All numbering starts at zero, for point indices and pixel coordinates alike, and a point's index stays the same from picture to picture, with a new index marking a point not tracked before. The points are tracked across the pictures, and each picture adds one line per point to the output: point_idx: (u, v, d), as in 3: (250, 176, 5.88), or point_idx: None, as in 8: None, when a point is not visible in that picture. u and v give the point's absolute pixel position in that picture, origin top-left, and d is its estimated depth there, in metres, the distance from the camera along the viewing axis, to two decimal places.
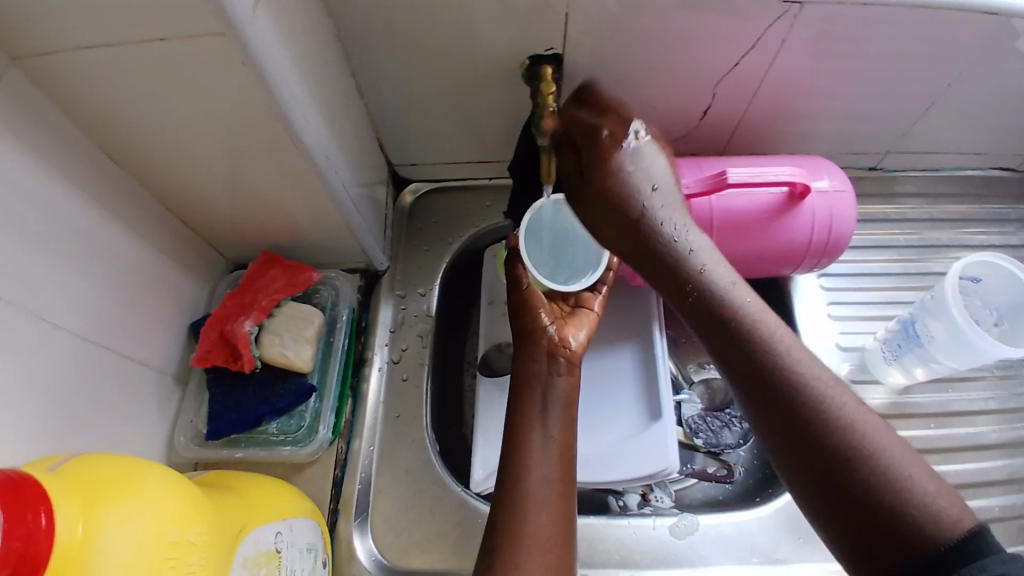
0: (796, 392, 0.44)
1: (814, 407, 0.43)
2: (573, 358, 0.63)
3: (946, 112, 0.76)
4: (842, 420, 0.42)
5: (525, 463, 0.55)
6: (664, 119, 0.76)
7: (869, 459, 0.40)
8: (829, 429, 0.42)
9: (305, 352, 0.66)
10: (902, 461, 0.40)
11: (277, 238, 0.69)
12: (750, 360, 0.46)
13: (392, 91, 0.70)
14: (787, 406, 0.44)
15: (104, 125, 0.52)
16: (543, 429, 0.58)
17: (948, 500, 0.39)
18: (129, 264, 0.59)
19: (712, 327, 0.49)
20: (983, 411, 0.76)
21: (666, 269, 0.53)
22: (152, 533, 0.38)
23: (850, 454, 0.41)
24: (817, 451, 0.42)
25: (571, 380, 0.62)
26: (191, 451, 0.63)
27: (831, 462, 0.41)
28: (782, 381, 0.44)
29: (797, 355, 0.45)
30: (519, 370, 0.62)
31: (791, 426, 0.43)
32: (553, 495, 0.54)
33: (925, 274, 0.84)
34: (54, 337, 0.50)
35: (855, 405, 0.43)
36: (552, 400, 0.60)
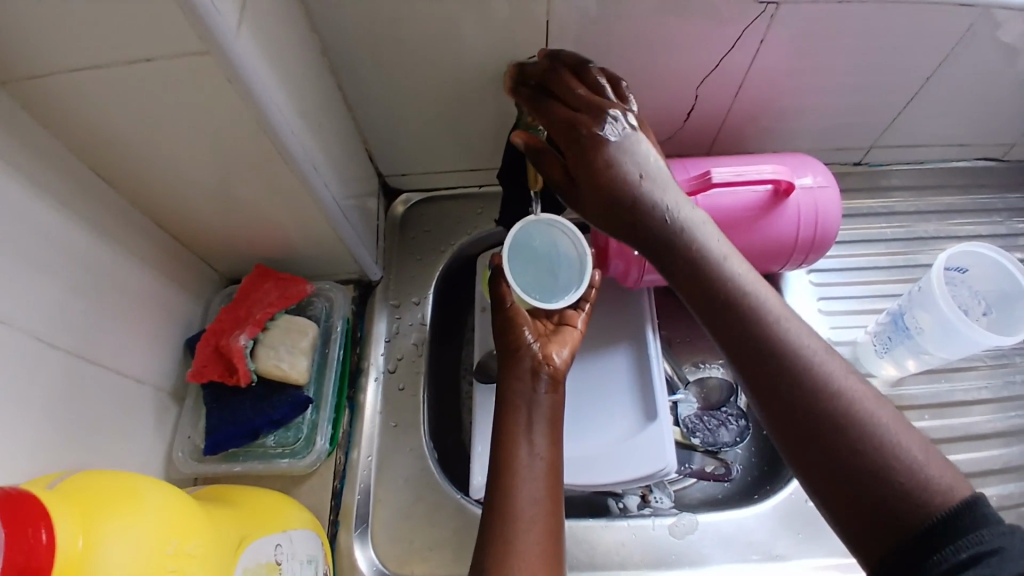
0: (789, 362, 0.44)
1: (808, 378, 0.43)
2: (556, 374, 0.61)
3: (927, 105, 0.77)
4: (836, 390, 0.42)
5: (513, 480, 0.55)
6: (650, 123, 0.77)
7: (862, 429, 0.40)
8: (822, 400, 0.42)
9: (301, 363, 0.66)
10: (896, 431, 0.40)
11: (270, 251, 0.70)
12: (744, 332, 0.46)
13: (380, 103, 0.71)
14: (781, 378, 0.44)
15: (96, 146, 0.53)
16: (530, 446, 0.57)
17: (942, 469, 0.39)
18: (123, 282, 0.59)
19: (707, 301, 0.49)
20: (978, 400, 0.77)
21: (660, 248, 0.53)
22: (152, 546, 0.38)
23: (844, 425, 0.41)
24: (811, 421, 0.42)
25: (555, 398, 0.60)
26: (190, 466, 0.64)
27: (825, 433, 0.41)
28: (776, 353, 0.45)
29: (791, 325, 0.46)
30: (504, 388, 0.60)
31: (786, 398, 0.43)
32: (540, 513, 0.53)
33: (914, 266, 0.84)
34: (49, 356, 0.50)
35: (850, 375, 0.43)
36: (537, 417, 0.59)
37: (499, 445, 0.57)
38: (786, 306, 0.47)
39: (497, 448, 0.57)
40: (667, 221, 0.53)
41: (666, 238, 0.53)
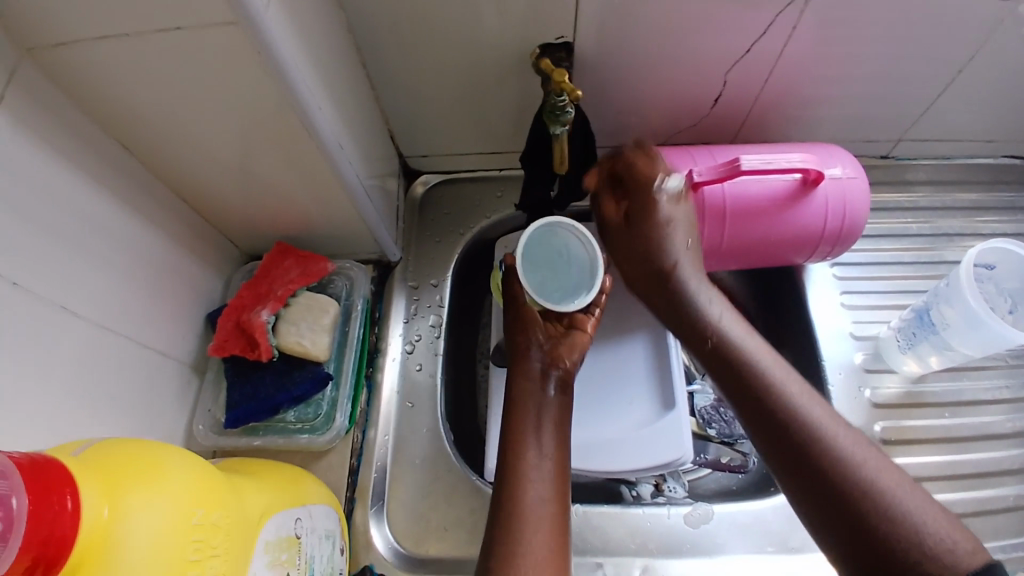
0: (808, 435, 0.47)
1: (826, 448, 0.46)
2: (565, 377, 0.62)
3: (958, 98, 0.76)
4: (854, 461, 0.45)
5: (519, 483, 0.54)
6: (675, 109, 0.76)
7: (881, 501, 0.43)
8: (840, 469, 0.45)
9: (322, 341, 0.66)
10: (912, 499, 0.43)
11: (291, 229, 0.70)
12: (763, 407, 0.49)
13: (402, 82, 0.70)
14: (801, 450, 0.46)
15: (123, 118, 0.53)
16: (539, 447, 0.57)
17: (959, 537, 0.41)
18: (145, 255, 0.59)
19: (728, 374, 0.53)
20: (997, 400, 0.75)
21: (688, 322, 0.57)
22: (177, 517, 0.38)
23: (862, 492, 0.43)
24: (832, 490, 0.44)
25: (563, 401, 0.61)
26: (209, 439, 0.64)
27: (845, 501, 0.44)
28: (796, 426, 0.48)
29: (807, 403, 0.49)
30: (513, 388, 0.61)
31: (808, 471, 0.46)
32: (548, 514, 0.52)
33: (938, 263, 0.83)
34: (74, 326, 0.50)
35: (864, 447, 0.46)
36: (545, 418, 0.59)
37: (508, 438, 0.57)
38: (802, 384, 0.51)
39: (506, 444, 0.57)
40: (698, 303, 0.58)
41: (696, 314, 0.57)
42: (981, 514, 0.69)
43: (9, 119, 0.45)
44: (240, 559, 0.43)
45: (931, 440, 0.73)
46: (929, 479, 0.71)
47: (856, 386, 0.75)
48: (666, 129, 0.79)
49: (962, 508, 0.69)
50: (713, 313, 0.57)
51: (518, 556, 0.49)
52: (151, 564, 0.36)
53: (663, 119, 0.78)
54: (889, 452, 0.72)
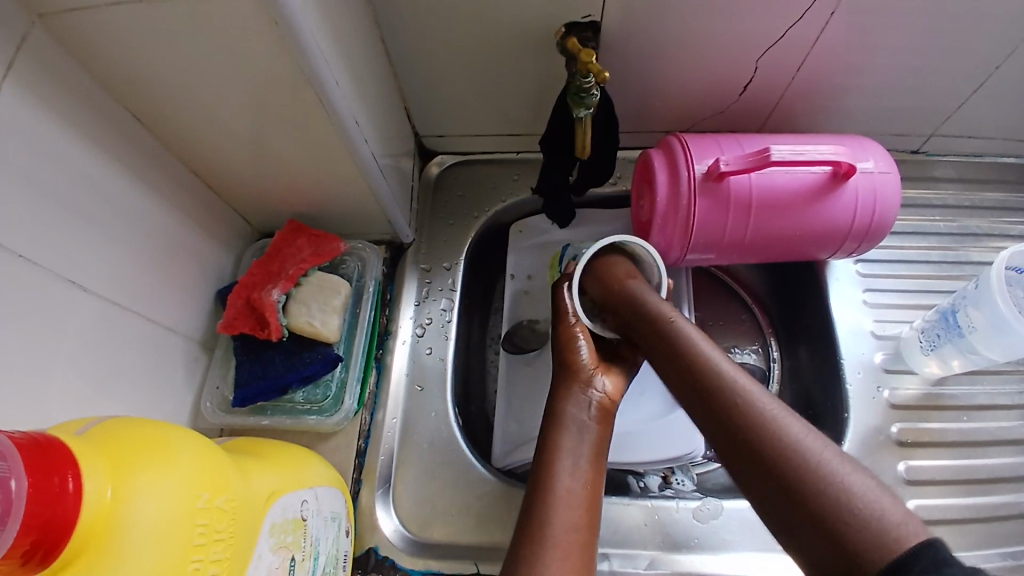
0: (736, 408, 0.47)
1: (769, 439, 0.44)
2: (606, 406, 0.58)
3: (997, 93, 0.72)
4: (796, 450, 0.43)
5: (549, 504, 0.51)
6: (701, 95, 0.73)
7: (805, 466, 0.42)
8: (786, 459, 0.43)
9: (332, 322, 0.65)
10: (820, 449, 0.42)
11: (304, 206, 0.68)
12: (711, 405, 0.48)
13: (420, 58, 0.68)
14: (747, 444, 0.45)
15: (135, 87, 0.52)
16: (573, 467, 0.53)
17: (905, 517, 0.37)
18: (155, 229, 0.58)
19: (680, 375, 0.52)
20: (1017, 405, 0.73)
21: (632, 313, 0.59)
22: (182, 499, 0.37)
23: (804, 479, 0.41)
24: (777, 480, 0.42)
25: (602, 427, 0.57)
26: (218, 417, 0.64)
27: (790, 491, 0.41)
28: (742, 421, 0.46)
29: (739, 379, 0.49)
30: (554, 403, 0.58)
31: (736, 439, 0.46)
32: (576, 543, 0.49)
33: (964, 263, 0.80)
34: (82, 299, 0.50)
35: (812, 436, 0.44)
36: (583, 442, 0.55)
37: (542, 451, 0.55)
38: (753, 379, 0.49)
39: (539, 457, 0.54)
40: (641, 299, 0.59)
41: (641, 306, 0.59)
42: (999, 522, 0.68)
43: (19, 87, 0.44)
44: (246, 541, 0.42)
45: (948, 444, 0.71)
46: (942, 483, 0.69)
47: (874, 386, 0.73)
48: (690, 115, 0.77)
49: (977, 514, 0.68)
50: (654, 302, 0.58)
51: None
52: (157, 547, 0.36)
53: (688, 105, 0.75)
54: (904, 455, 0.70)
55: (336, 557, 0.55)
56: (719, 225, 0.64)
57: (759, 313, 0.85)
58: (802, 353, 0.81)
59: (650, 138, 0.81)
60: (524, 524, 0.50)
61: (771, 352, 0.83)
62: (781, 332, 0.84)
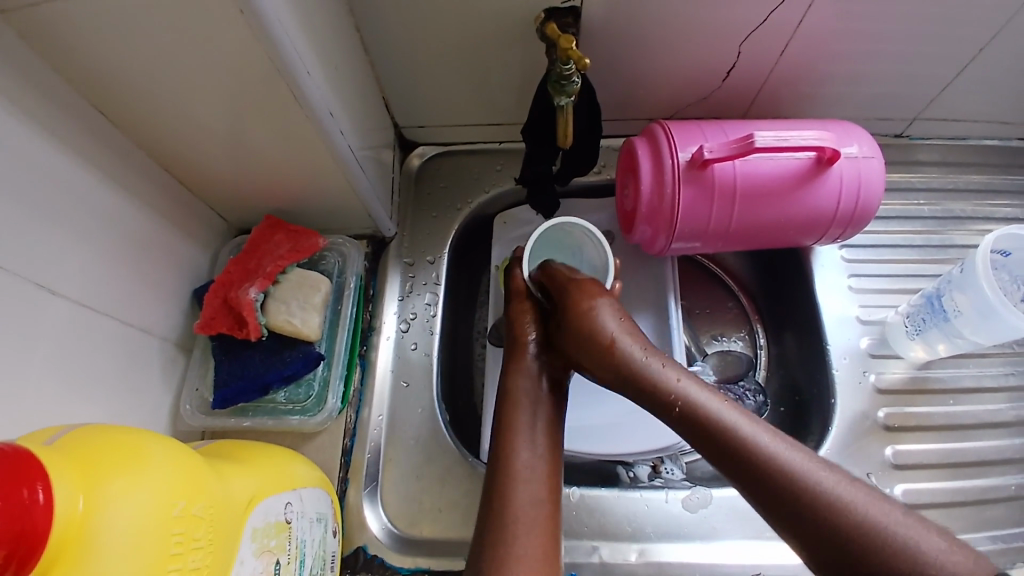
0: (752, 456, 0.45)
1: (805, 493, 0.42)
2: (557, 379, 0.59)
3: (980, 76, 0.72)
4: (835, 502, 0.42)
5: (510, 483, 0.51)
6: (684, 82, 0.72)
7: (845, 513, 0.41)
8: (822, 509, 0.42)
9: (313, 320, 0.64)
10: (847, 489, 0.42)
11: (281, 201, 0.67)
12: (731, 460, 0.46)
13: (398, 47, 0.66)
14: (787, 501, 0.43)
15: (99, 82, 0.49)
16: (532, 443, 0.53)
17: (953, 555, 0.38)
18: (127, 228, 0.56)
19: (689, 426, 0.50)
20: (1000, 387, 0.74)
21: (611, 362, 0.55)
22: (158, 508, 0.36)
23: (855, 535, 0.40)
24: (822, 534, 0.41)
25: (555, 398, 0.58)
26: (197, 420, 0.62)
27: (839, 544, 0.40)
28: (771, 474, 0.44)
29: (741, 422, 0.48)
30: (507, 381, 0.58)
31: (766, 492, 0.44)
32: (539, 517, 0.49)
33: (947, 247, 0.81)
34: (52, 303, 0.48)
35: (841, 479, 0.43)
36: (539, 415, 0.56)
37: (500, 430, 0.55)
38: (761, 424, 0.48)
39: (498, 435, 0.54)
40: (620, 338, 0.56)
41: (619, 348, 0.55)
42: (984, 504, 0.68)
43: None
44: (226, 547, 0.41)
45: (934, 427, 0.72)
46: (929, 466, 0.70)
47: (860, 371, 0.74)
48: (673, 102, 0.76)
49: (962, 496, 0.69)
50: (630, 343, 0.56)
51: (512, 555, 0.46)
52: (131, 558, 0.35)
53: (672, 92, 0.74)
54: (891, 439, 0.71)
55: (323, 557, 0.54)
56: (704, 213, 0.64)
57: (746, 301, 0.85)
58: (788, 339, 0.81)
59: (634, 126, 0.80)
60: (491, 515, 0.49)
61: (757, 340, 0.83)
62: (768, 319, 0.83)
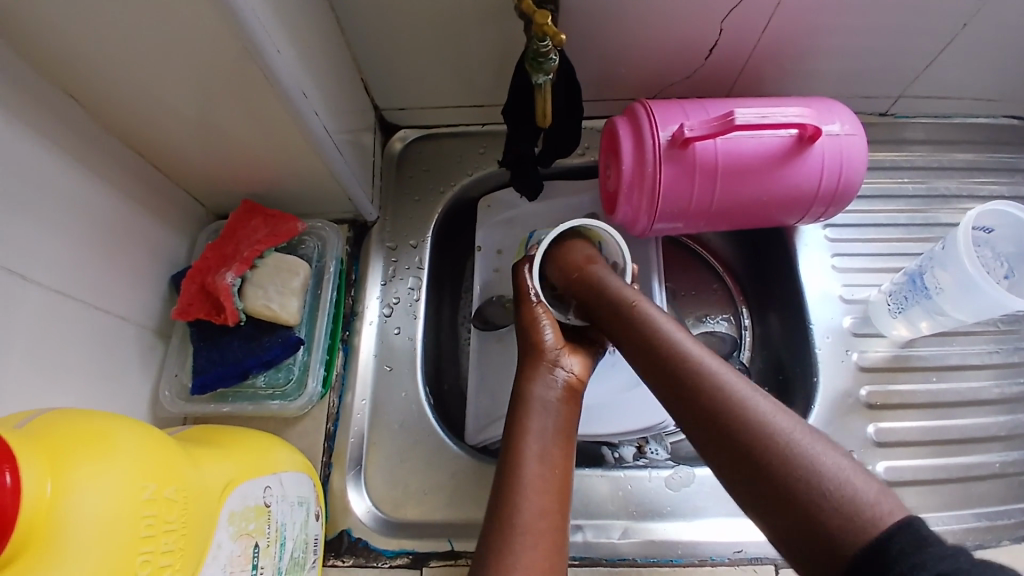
0: (698, 382, 0.47)
1: (741, 421, 0.43)
2: (575, 386, 0.58)
3: (963, 54, 0.72)
4: (767, 432, 0.42)
5: (517, 490, 0.50)
6: (666, 60, 0.71)
7: (772, 444, 0.42)
8: (754, 440, 0.42)
9: (291, 304, 0.64)
10: (777, 418, 0.43)
11: (257, 185, 0.66)
12: (681, 388, 0.48)
13: (374, 27, 0.65)
14: (723, 428, 0.44)
15: (66, 65, 0.48)
16: (541, 452, 0.53)
17: (874, 494, 0.37)
18: (101, 214, 0.56)
19: (647, 357, 0.52)
20: (985, 364, 0.75)
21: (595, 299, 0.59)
22: (128, 490, 0.36)
23: (779, 463, 0.41)
24: (749, 463, 0.42)
25: (569, 407, 0.57)
26: (176, 406, 0.62)
27: (760, 470, 0.41)
28: (713, 403, 0.45)
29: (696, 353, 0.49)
30: (520, 386, 0.57)
31: (706, 420, 0.45)
32: (544, 529, 0.49)
33: (933, 225, 0.81)
34: (27, 291, 0.47)
35: (784, 415, 0.43)
36: (549, 422, 0.55)
37: (509, 436, 0.54)
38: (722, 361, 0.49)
39: (506, 443, 0.54)
40: (603, 284, 0.59)
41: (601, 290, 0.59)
42: (968, 481, 0.69)
43: None
44: (200, 531, 0.41)
45: (918, 405, 0.72)
46: (913, 443, 0.70)
47: (842, 350, 0.74)
48: (656, 81, 0.75)
49: (947, 473, 0.69)
50: (610, 285, 0.59)
51: (514, 564, 0.46)
52: (103, 539, 0.34)
53: (653, 71, 0.73)
54: (873, 417, 0.71)
55: (305, 541, 0.54)
56: (686, 192, 0.63)
57: (730, 282, 0.85)
58: (772, 320, 0.81)
59: (617, 106, 0.79)
60: (494, 508, 0.50)
61: (742, 320, 0.83)
62: (753, 300, 0.84)
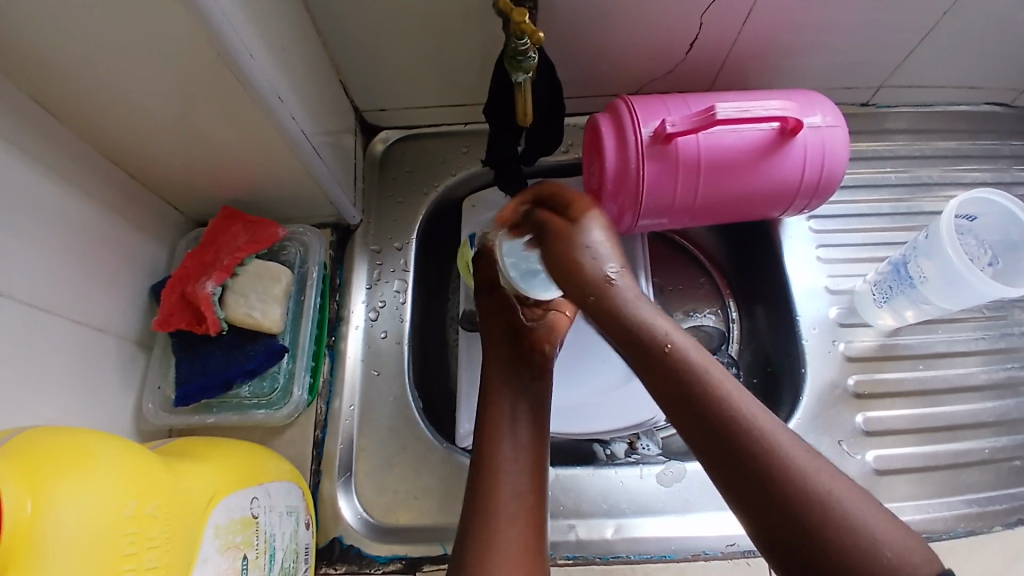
0: (721, 410, 0.46)
1: (768, 457, 0.43)
2: (546, 362, 0.63)
3: (942, 43, 0.72)
4: (794, 471, 0.42)
5: (494, 479, 0.53)
6: (647, 55, 0.71)
7: (800, 483, 0.42)
8: (780, 477, 0.42)
9: (274, 312, 0.63)
10: (801, 455, 0.43)
11: (236, 190, 0.65)
12: (700, 412, 0.46)
13: (352, 27, 0.64)
14: (746, 460, 0.44)
15: (35, 74, 0.47)
16: (514, 437, 0.56)
17: (894, 536, 0.40)
18: (77, 226, 0.54)
19: (661, 374, 0.49)
20: (971, 351, 0.75)
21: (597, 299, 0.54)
22: (110, 508, 0.35)
23: (806, 505, 0.41)
24: (773, 499, 0.42)
25: (539, 387, 0.61)
26: (160, 418, 0.61)
27: (786, 508, 0.42)
28: (736, 433, 0.44)
29: (716, 376, 0.47)
30: (490, 373, 0.61)
31: (728, 449, 0.44)
32: (520, 510, 0.52)
33: (916, 214, 0.81)
34: (2, 306, 0.46)
35: (804, 450, 0.44)
36: (519, 406, 0.59)
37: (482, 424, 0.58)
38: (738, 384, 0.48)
39: (480, 429, 0.57)
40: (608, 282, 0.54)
41: (604, 290, 0.54)
42: (956, 468, 0.70)
43: None
44: (186, 547, 0.41)
45: (905, 393, 0.73)
46: (900, 432, 0.71)
47: (830, 341, 0.74)
48: (638, 77, 0.75)
49: (936, 461, 0.70)
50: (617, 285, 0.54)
51: (493, 550, 0.49)
52: (84, 559, 0.34)
53: (635, 66, 0.73)
54: (861, 407, 0.72)
55: (296, 551, 0.54)
56: (670, 188, 0.63)
57: (718, 276, 0.85)
58: (760, 313, 0.81)
59: (600, 102, 0.79)
60: (472, 503, 0.52)
61: (730, 314, 0.84)
62: (740, 293, 0.84)
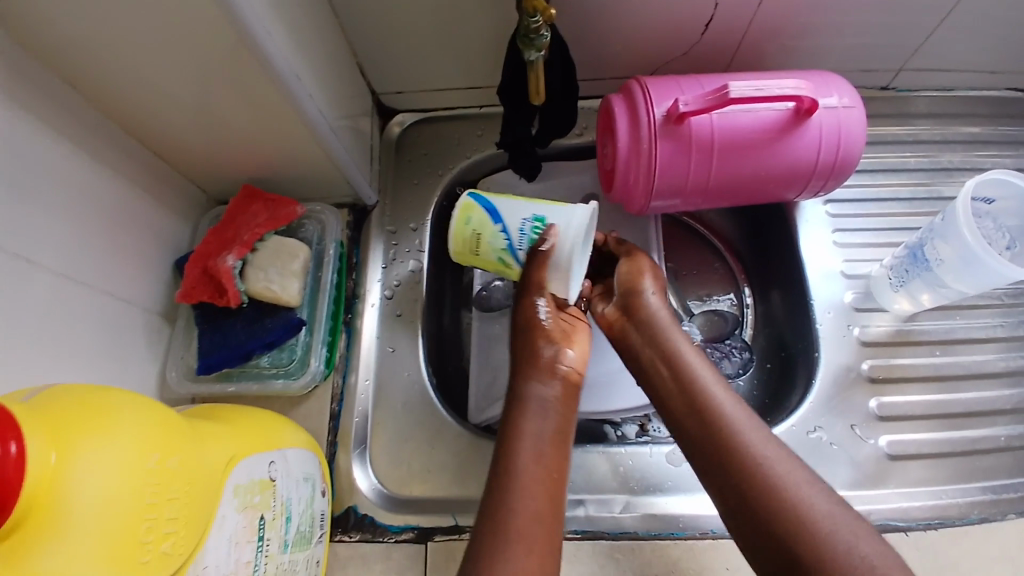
0: (727, 434, 0.53)
1: (760, 478, 0.49)
2: (573, 379, 0.62)
3: (965, 24, 0.71)
4: (791, 493, 0.48)
5: (511, 492, 0.52)
6: (662, 37, 0.71)
7: (789, 505, 0.47)
8: (771, 496, 0.48)
9: (292, 286, 0.65)
10: (800, 484, 0.48)
11: (256, 170, 0.66)
12: (709, 434, 0.54)
13: (368, 11, 0.65)
14: (742, 478, 0.50)
15: (65, 54, 0.49)
16: (535, 450, 0.55)
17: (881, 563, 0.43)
18: (104, 201, 0.57)
19: (682, 399, 0.57)
20: (990, 338, 0.74)
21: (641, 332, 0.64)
22: (132, 460, 0.37)
23: (791, 526, 0.46)
24: (761, 515, 0.48)
25: (566, 400, 0.60)
26: (183, 386, 0.63)
27: (771, 525, 0.47)
28: (736, 456, 0.51)
29: (729, 408, 0.55)
30: (519, 386, 0.60)
31: (729, 467, 0.51)
32: (539, 527, 0.50)
33: (935, 199, 0.80)
34: (34, 275, 0.48)
35: (807, 483, 0.49)
36: (546, 419, 0.57)
37: (505, 433, 0.56)
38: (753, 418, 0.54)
39: (503, 435, 0.56)
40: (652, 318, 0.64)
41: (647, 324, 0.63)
42: (972, 454, 0.69)
43: None
44: (206, 502, 0.42)
45: (920, 379, 0.72)
46: (915, 418, 0.70)
47: (845, 325, 0.74)
48: (652, 59, 0.74)
49: (951, 447, 0.69)
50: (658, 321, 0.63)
51: (504, 561, 0.47)
52: (107, 507, 0.36)
53: (649, 48, 0.73)
54: (875, 391, 0.71)
55: (311, 516, 0.56)
56: (682, 167, 0.63)
57: (732, 261, 0.85)
58: (774, 297, 0.81)
59: (614, 85, 0.79)
60: (485, 505, 0.52)
61: (743, 299, 0.83)
62: (754, 277, 0.83)
